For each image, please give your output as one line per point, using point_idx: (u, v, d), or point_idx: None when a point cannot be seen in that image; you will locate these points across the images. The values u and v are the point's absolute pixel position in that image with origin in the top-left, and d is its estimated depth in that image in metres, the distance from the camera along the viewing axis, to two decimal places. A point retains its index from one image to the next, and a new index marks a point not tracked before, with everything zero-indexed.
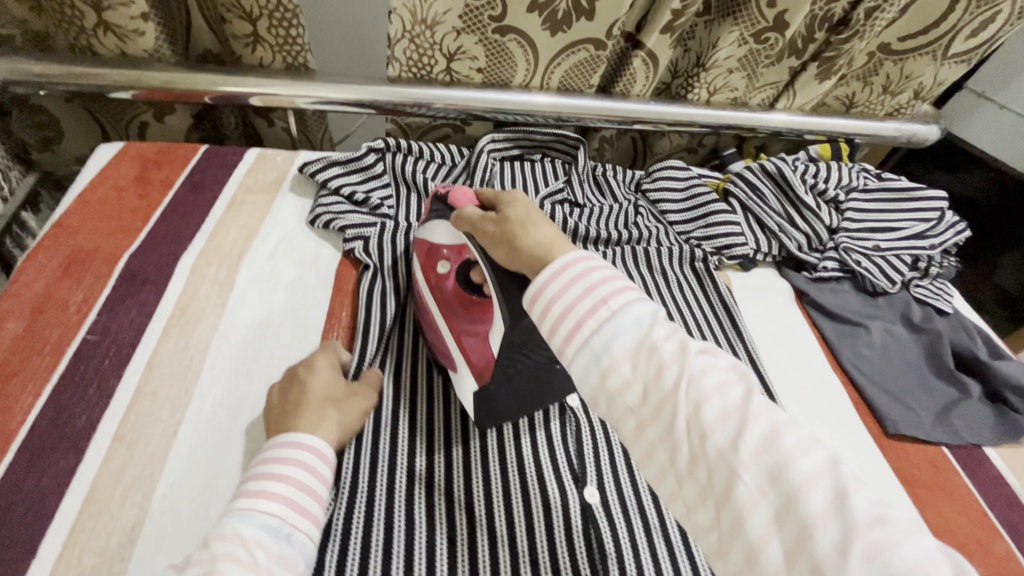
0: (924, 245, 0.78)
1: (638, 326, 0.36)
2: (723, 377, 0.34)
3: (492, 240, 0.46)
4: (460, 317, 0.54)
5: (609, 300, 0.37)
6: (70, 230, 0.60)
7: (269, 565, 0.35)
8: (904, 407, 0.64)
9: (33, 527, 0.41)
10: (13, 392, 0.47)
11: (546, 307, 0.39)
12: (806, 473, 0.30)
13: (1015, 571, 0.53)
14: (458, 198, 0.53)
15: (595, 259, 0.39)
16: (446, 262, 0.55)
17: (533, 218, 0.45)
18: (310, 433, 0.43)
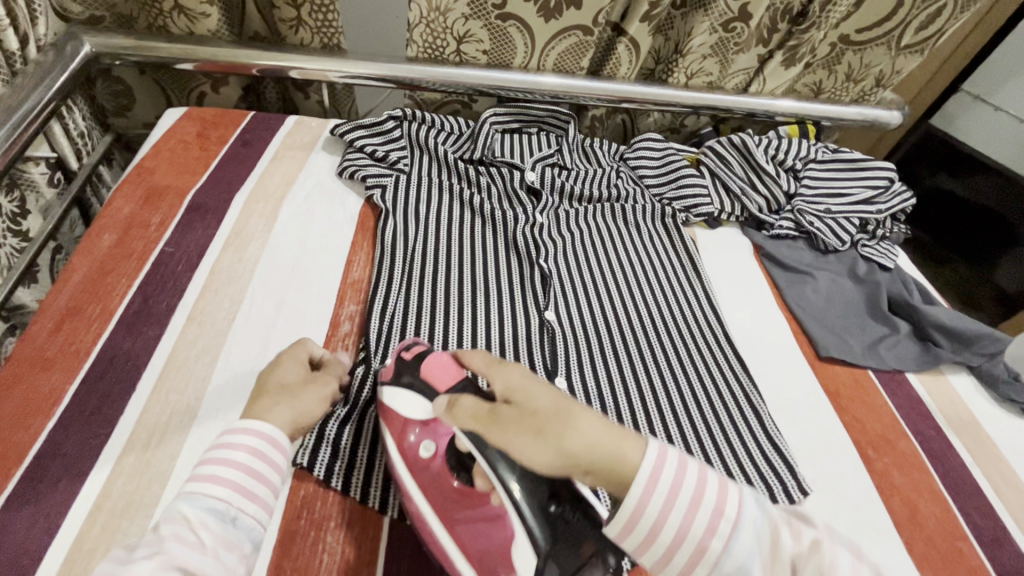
0: (871, 210, 0.88)
1: (756, 533, 0.38)
2: (849, 563, 0.38)
3: (513, 438, 0.39)
4: (454, 512, 0.46)
5: (720, 510, 0.38)
6: (149, 172, 0.74)
7: (213, 545, 0.39)
8: (838, 337, 0.75)
9: (130, 373, 0.54)
10: (111, 283, 0.61)
11: (662, 526, 0.38)
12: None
13: (914, 462, 0.64)
14: (434, 372, 0.48)
15: (685, 460, 0.39)
16: (431, 441, 0.49)
17: (565, 413, 0.39)
18: (264, 421, 0.45)
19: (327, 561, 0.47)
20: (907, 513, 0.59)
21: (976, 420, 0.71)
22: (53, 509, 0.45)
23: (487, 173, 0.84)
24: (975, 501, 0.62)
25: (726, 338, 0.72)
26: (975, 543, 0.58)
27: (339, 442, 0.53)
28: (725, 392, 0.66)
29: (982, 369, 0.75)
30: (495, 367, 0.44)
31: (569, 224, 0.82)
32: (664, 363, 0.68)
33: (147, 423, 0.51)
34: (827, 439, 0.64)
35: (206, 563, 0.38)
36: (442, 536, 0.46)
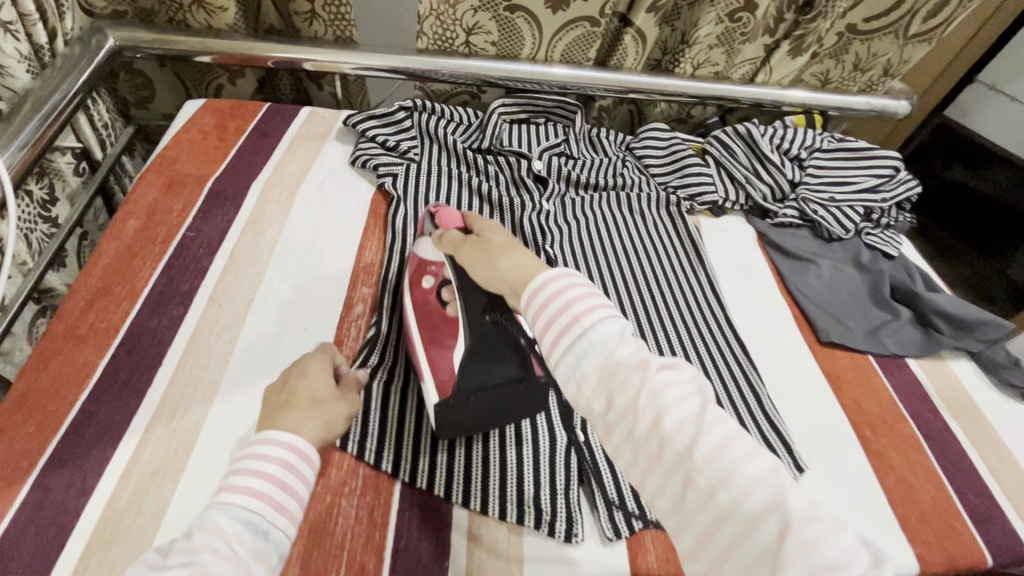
0: (875, 198, 0.89)
1: (606, 344, 0.40)
2: (682, 391, 0.38)
3: (471, 255, 0.53)
4: (433, 330, 0.58)
5: (582, 317, 0.41)
6: (171, 161, 0.77)
7: (247, 560, 0.37)
8: (839, 323, 0.76)
9: (156, 349, 0.57)
10: (137, 266, 0.64)
11: (539, 309, 0.43)
12: (752, 477, 0.34)
13: (911, 443, 0.65)
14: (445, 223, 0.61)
15: (573, 278, 0.44)
16: (432, 277, 0.60)
17: (515, 241, 0.51)
18: (296, 435, 0.43)
19: (342, 523, 0.50)
20: (901, 490, 0.61)
21: (976, 404, 0.72)
22: (88, 472, 0.48)
23: (495, 162, 0.86)
24: (971, 480, 0.63)
25: (727, 322, 0.73)
26: (968, 521, 0.59)
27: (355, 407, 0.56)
28: (724, 373, 0.68)
29: (983, 355, 0.76)
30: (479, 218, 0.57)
31: (575, 211, 0.84)
32: (666, 345, 0.70)
33: (173, 395, 0.54)
34: (825, 419, 0.66)
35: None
36: (419, 345, 0.58)
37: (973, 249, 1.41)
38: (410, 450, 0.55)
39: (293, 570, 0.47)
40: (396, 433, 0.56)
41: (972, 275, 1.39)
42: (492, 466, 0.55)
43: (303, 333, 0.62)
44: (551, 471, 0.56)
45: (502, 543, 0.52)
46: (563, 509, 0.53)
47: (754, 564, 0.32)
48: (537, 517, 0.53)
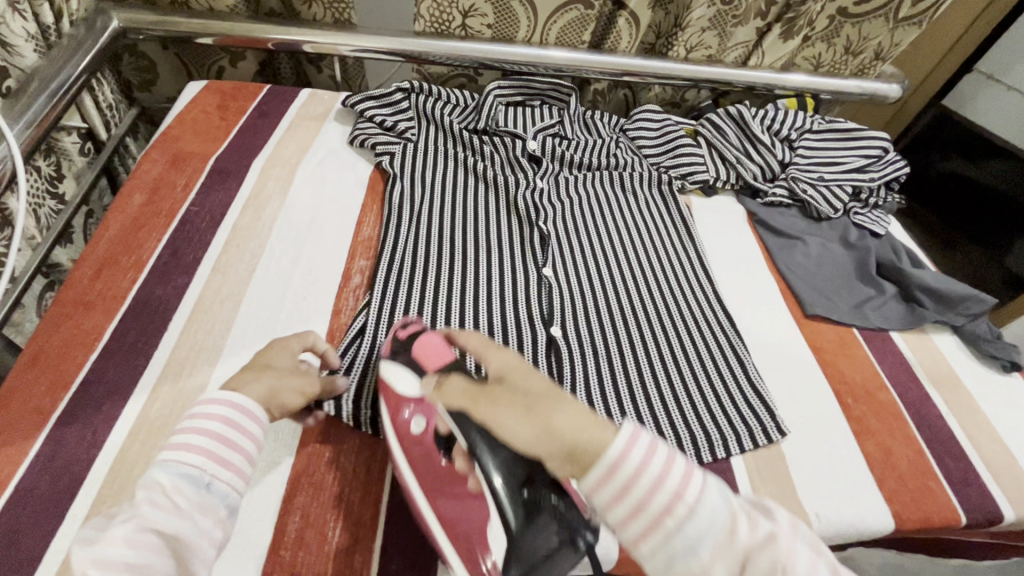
0: (863, 177, 0.91)
1: (715, 521, 0.39)
2: (808, 557, 0.39)
3: (505, 418, 0.42)
4: (441, 489, 0.49)
5: (683, 493, 0.39)
6: (175, 139, 0.79)
7: (188, 508, 0.39)
8: (824, 297, 0.79)
9: (162, 315, 0.60)
10: (143, 237, 0.66)
11: (627, 487, 0.39)
12: None
13: (890, 410, 0.67)
14: (427, 352, 0.52)
15: (656, 444, 0.40)
16: (423, 416, 0.51)
17: (552, 390, 0.43)
18: (234, 393, 0.46)
19: (340, 477, 0.53)
20: (879, 454, 0.63)
21: (957, 376, 0.73)
22: (99, 426, 0.51)
23: (491, 143, 0.88)
24: (947, 445, 0.65)
25: (714, 296, 0.75)
26: (943, 482, 0.62)
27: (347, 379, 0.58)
28: (711, 344, 0.70)
29: (964, 329, 0.77)
30: (488, 347, 0.48)
31: (568, 190, 0.86)
32: (656, 317, 0.72)
33: (178, 357, 0.57)
34: (808, 388, 0.68)
35: (181, 526, 0.39)
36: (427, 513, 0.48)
37: (968, 237, 1.42)
38: None
39: (294, 519, 0.49)
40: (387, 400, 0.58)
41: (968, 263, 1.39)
42: None
43: (304, 302, 0.64)
44: None
45: None
46: None
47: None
48: None
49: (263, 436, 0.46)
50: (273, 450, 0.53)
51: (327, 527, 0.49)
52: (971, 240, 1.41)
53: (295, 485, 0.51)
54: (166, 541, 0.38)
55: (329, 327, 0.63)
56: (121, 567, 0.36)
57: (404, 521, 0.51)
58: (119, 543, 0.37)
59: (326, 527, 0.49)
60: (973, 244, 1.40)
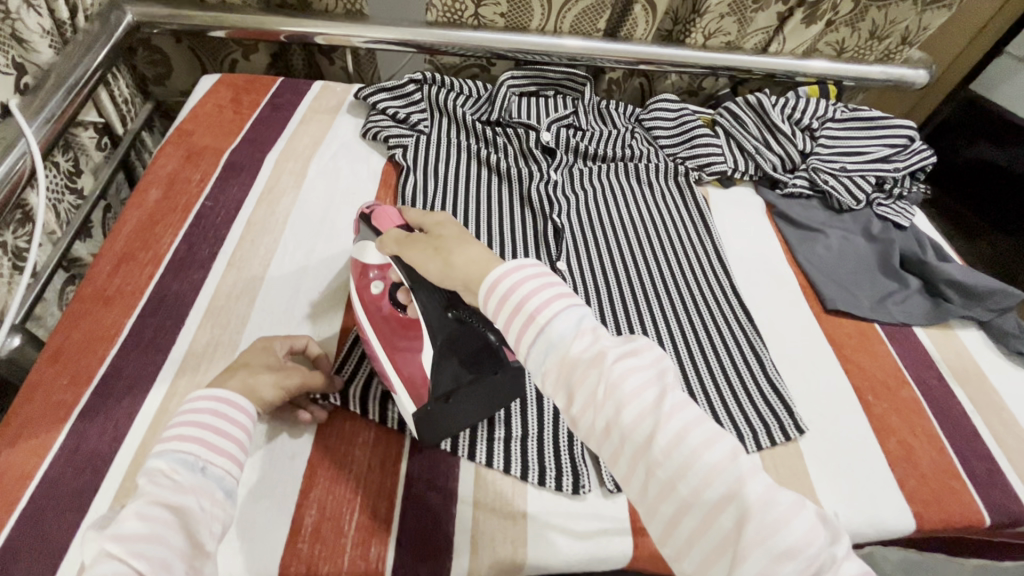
0: (888, 167, 0.88)
1: (562, 339, 0.40)
2: (641, 379, 0.37)
3: (424, 259, 0.49)
4: (394, 335, 0.55)
5: (538, 314, 0.40)
6: (190, 133, 0.79)
7: (186, 491, 0.39)
8: (845, 291, 0.77)
9: (178, 310, 0.60)
10: (160, 232, 0.67)
11: (498, 305, 0.42)
12: (710, 465, 0.34)
13: (913, 407, 0.66)
14: (382, 220, 0.56)
15: (527, 273, 0.42)
16: (381, 280, 0.57)
17: (464, 236, 0.50)
18: (220, 388, 0.47)
19: (354, 471, 0.53)
20: (901, 452, 0.62)
21: (984, 372, 0.71)
22: (119, 420, 0.52)
23: (504, 134, 0.87)
24: (972, 444, 0.63)
25: (731, 290, 0.74)
26: (968, 482, 0.60)
27: (355, 376, 0.58)
28: (728, 339, 0.69)
29: (992, 324, 0.75)
30: (428, 215, 0.55)
31: (582, 182, 0.85)
32: (671, 311, 0.71)
33: (196, 352, 0.57)
34: (828, 385, 0.67)
35: (183, 505, 0.38)
36: (382, 357, 0.55)
37: (997, 229, 1.37)
38: None
39: (310, 513, 0.50)
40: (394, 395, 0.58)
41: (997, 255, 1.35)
42: (498, 426, 0.57)
43: (318, 296, 0.64)
44: (555, 429, 0.58)
45: (507, 492, 0.53)
46: (568, 464, 0.55)
47: (712, 552, 0.33)
48: (541, 475, 0.54)
49: (253, 430, 0.46)
50: (276, 447, 0.53)
51: (343, 521, 0.50)
52: (1001, 232, 1.36)
53: (312, 478, 0.52)
54: (175, 514, 0.38)
55: (342, 322, 0.63)
56: (140, 537, 0.36)
57: (418, 516, 0.51)
58: (131, 518, 0.37)
59: (343, 520, 0.50)
60: (1002, 236, 1.35)
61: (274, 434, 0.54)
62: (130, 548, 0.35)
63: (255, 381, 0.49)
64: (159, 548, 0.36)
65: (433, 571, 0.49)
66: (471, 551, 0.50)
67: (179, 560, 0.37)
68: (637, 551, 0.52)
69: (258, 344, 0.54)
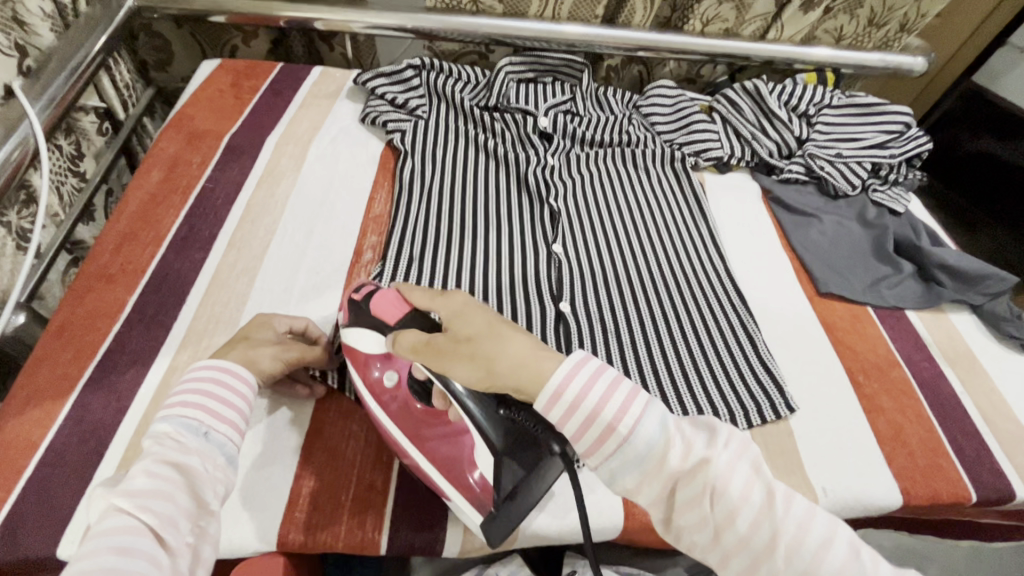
0: (884, 153, 0.89)
1: (652, 447, 0.39)
2: (745, 481, 0.38)
3: (456, 368, 0.42)
4: (425, 431, 0.50)
5: (617, 424, 0.39)
6: (190, 117, 0.80)
7: (190, 453, 0.41)
8: (838, 275, 0.78)
9: (180, 288, 0.61)
10: (162, 213, 0.68)
11: (563, 414, 0.40)
12: (834, 568, 0.36)
13: (903, 388, 0.67)
14: (382, 308, 0.48)
15: (592, 378, 0.40)
16: (394, 371, 0.52)
17: (496, 330, 0.42)
18: (219, 359, 0.48)
19: (351, 446, 0.54)
20: (890, 431, 0.63)
21: (975, 355, 0.72)
22: (122, 393, 0.53)
23: (501, 119, 0.87)
24: (961, 424, 0.64)
25: (726, 273, 0.75)
26: (955, 460, 0.61)
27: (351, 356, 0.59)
28: (721, 320, 0.70)
29: (983, 308, 0.76)
30: (437, 297, 0.45)
31: (580, 167, 0.86)
32: (666, 295, 0.72)
33: (196, 330, 0.59)
34: (819, 365, 0.68)
35: (188, 465, 0.40)
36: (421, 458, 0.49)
37: (995, 220, 1.37)
38: None
39: (308, 484, 0.51)
40: None
41: (995, 246, 1.35)
42: None
43: (317, 276, 0.66)
44: None
45: None
46: None
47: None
48: None
49: (252, 402, 0.48)
50: (274, 421, 0.54)
51: (341, 492, 0.51)
52: (999, 223, 1.36)
53: (309, 451, 0.53)
54: (180, 473, 0.39)
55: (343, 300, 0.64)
56: (147, 493, 0.37)
57: (413, 488, 0.52)
58: (139, 475, 0.38)
59: (340, 491, 0.51)
60: (1000, 227, 1.35)
61: (274, 408, 0.55)
62: (139, 502, 0.37)
63: (254, 353, 0.51)
64: (166, 504, 0.37)
65: (427, 541, 0.50)
66: (465, 525, 0.51)
67: (185, 517, 0.38)
68: (627, 522, 0.53)
69: (257, 320, 0.55)
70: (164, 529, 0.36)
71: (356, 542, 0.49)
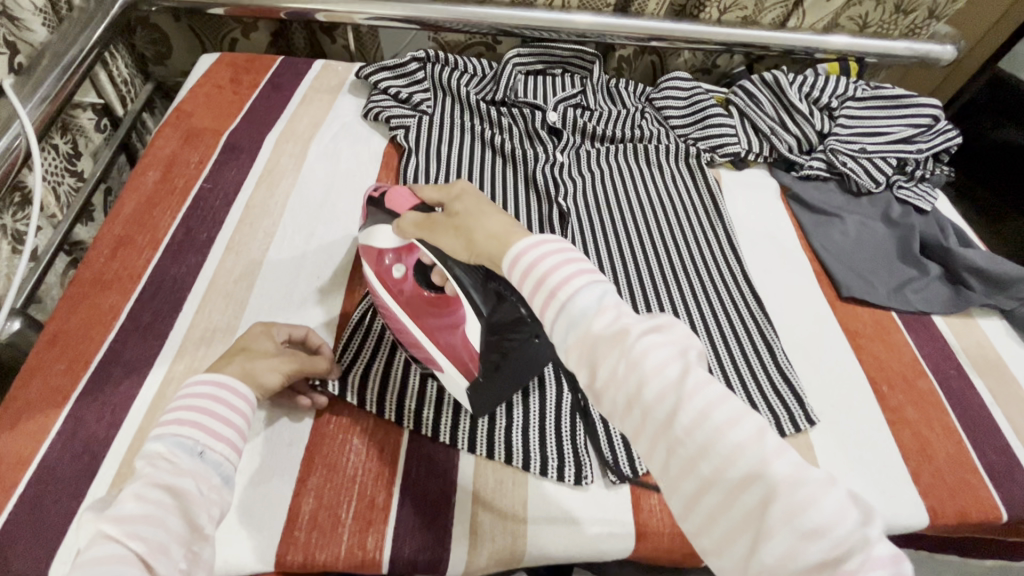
0: (910, 148, 0.84)
1: (583, 314, 0.36)
2: (664, 354, 0.34)
3: (447, 240, 0.48)
4: (427, 316, 0.53)
5: (558, 290, 0.38)
6: (188, 115, 0.78)
7: (183, 474, 0.39)
8: (861, 278, 0.74)
9: (178, 294, 0.60)
10: (159, 215, 0.66)
11: (518, 278, 0.40)
12: (736, 444, 0.31)
13: (929, 399, 0.64)
14: (396, 203, 0.56)
15: (545, 250, 0.40)
16: (402, 263, 0.54)
17: (482, 206, 0.47)
18: (217, 372, 0.46)
19: (353, 459, 0.52)
20: (915, 445, 0.60)
21: (1005, 363, 0.69)
22: (116, 406, 0.51)
23: (509, 114, 0.84)
24: (990, 437, 0.61)
25: (742, 275, 0.72)
26: (985, 477, 0.58)
27: (354, 365, 0.57)
28: (738, 326, 0.67)
29: (1015, 313, 0.72)
30: (444, 189, 0.52)
31: (590, 164, 0.82)
32: (680, 298, 0.69)
33: (193, 338, 0.57)
34: (841, 375, 0.65)
35: (181, 487, 0.38)
36: (422, 340, 0.53)
37: None
38: (411, 401, 0.56)
39: (307, 501, 0.49)
40: (391, 387, 0.56)
41: None
42: (499, 419, 0.56)
43: (316, 281, 0.63)
44: (556, 421, 0.56)
45: (507, 483, 0.53)
46: (570, 454, 0.54)
47: (734, 530, 0.31)
48: (542, 465, 0.53)
49: (251, 417, 0.46)
50: (270, 434, 0.53)
51: (341, 509, 0.49)
52: None
53: (310, 465, 0.51)
54: (173, 496, 0.37)
55: (342, 307, 0.62)
56: (136, 518, 0.36)
57: (417, 503, 0.51)
58: (129, 499, 0.37)
59: (340, 507, 0.49)
60: None
61: (273, 419, 0.53)
62: (127, 528, 0.35)
63: (254, 366, 0.49)
64: (158, 530, 0.36)
65: (432, 560, 0.48)
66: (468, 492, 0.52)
67: (178, 543, 0.36)
68: (638, 542, 0.51)
69: (255, 329, 0.53)
70: (153, 557, 0.35)
71: (357, 561, 0.47)
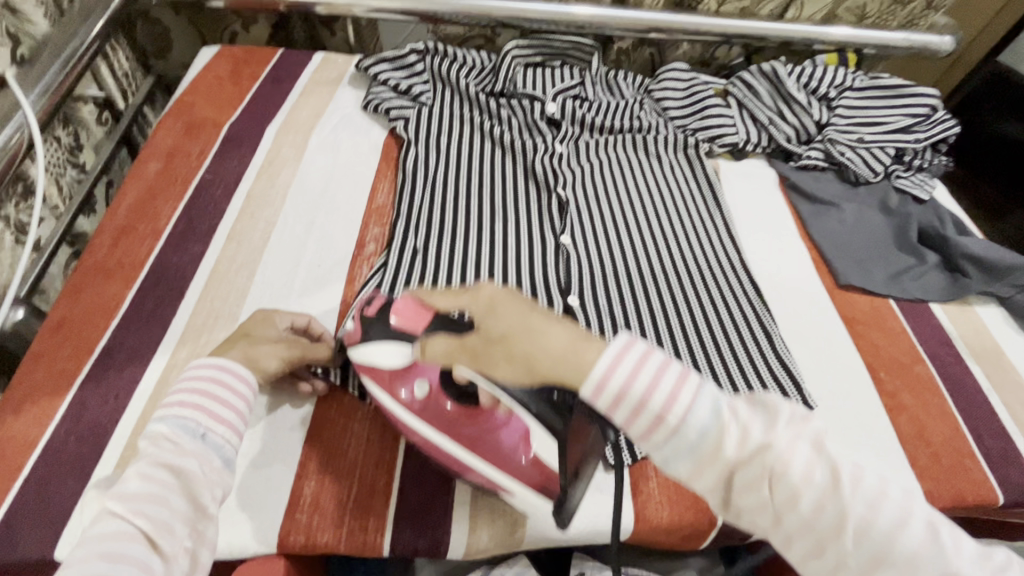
0: (908, 138, 0.85)
1: (702, 434, 0.36)
2: (807, 462, 0.36)
3: (505, 367, 0.37)
4: (469, 434, 0.47)
5: (666, 414, 0.36)
6: (189, 106, 0.78)
7: (186, 454, 0.39)
8: (858, 266, 0.75)
9: (180, 282, 0.60)
10: (160, 205, 0.67)
11: (607, 404, 0.36)
12: (907, 548, 0.35)
13: (926, 384, 0.64)
14: (405, 318, 0.44)
15: (634, 365, 0.36)
16: (423, 380, 0.46)
17: (532, 322, 0.37)
18: (219, 357, 0.46)
19: (354, 445, 0.53)
20: (912, 430, 0.60)
21: (1002, 350, 0.69)
22: (120, 393, 0.52)
23: (508, 106, 0.85)
24: (987, 423, 0.62)
25: (740, 264, 0.72)
26: (982, 461, 0.58)
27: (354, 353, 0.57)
28: (736, 314, 0.67)
29: (1013, 300, 0.72)
30: (465, 296, 0.40)
31: (588, 155, 0.83)
32: (678, 287, 0.69)
33: (195, 325, 0.57)
34: (838, 361, 0.65)
35: (184, 468, 0.38)
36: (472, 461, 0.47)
37: None
38: None
39: (309, 484, 0.50)
40: None
41: None
42: None
43: (317, 269, 0.64)
44: None
45: None
46: None
47: None
48: None
49: (252, 401, 0.46)
50: (272, 420, 0.53)
51: (342, 493, 0.50)
52: None
53: (312, 450, 0.52)
54: (175, 476, 0.38)
55: (342, 295, 0.62)
56: (140, 497, 0.36)
57: (417, 489, 0.51)
58: (134, 478, 0.37)
59: (341, 492, 0.50)
60: None
61: (275, 405, 0.54)
62: (131, 506, 0.36)
63: (256, 351, 0.49)
64: (160, 509, 0.36)
65: (431, 544, 0.49)
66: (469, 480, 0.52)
67: (181, 522, 0.37)
68: (637, 524, 0.51)
69: (258, 316, 0.54)
70: (157, 535, 0.35)
71: (357, 545, 0.48)
